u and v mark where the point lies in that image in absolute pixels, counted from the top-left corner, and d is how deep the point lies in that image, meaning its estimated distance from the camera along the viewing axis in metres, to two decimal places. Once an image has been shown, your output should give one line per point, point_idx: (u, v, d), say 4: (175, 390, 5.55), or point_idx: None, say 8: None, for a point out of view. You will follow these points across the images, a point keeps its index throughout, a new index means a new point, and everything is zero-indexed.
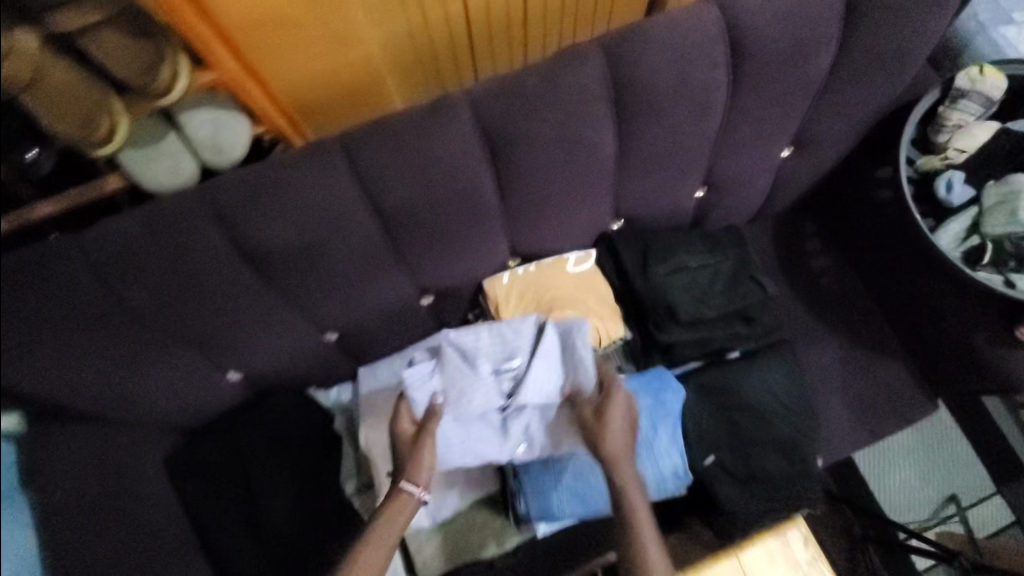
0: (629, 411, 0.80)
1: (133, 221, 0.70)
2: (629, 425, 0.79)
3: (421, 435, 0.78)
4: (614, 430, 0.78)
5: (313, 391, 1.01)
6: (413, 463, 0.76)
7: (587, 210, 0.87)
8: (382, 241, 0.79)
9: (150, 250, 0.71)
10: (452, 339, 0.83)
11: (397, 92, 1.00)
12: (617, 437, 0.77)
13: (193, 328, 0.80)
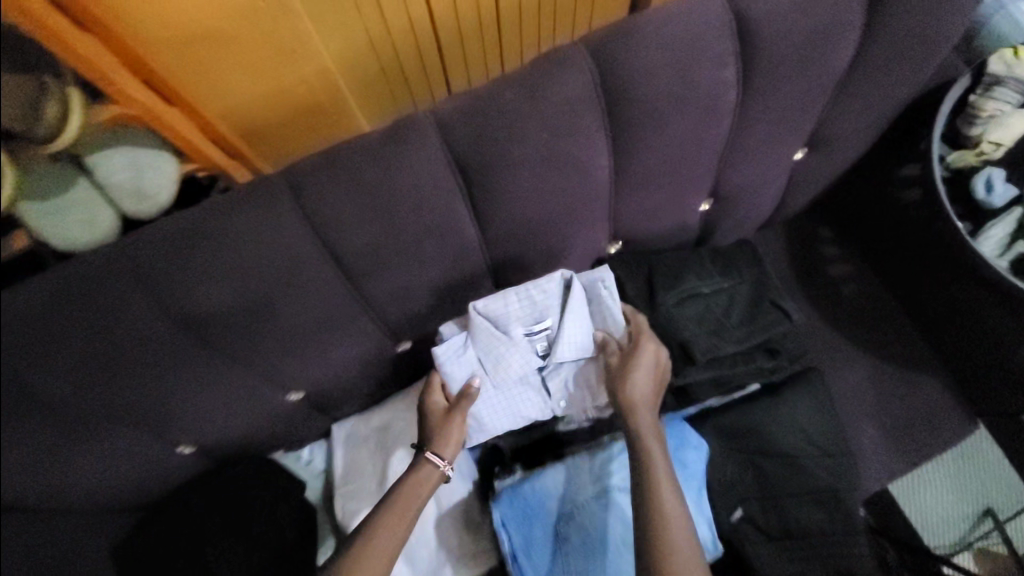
0: (662, 367, 0.72)
1: (42, 286, 0.57)
2: (655, 379, 0.71)
3: (453, 411, 0.72)
4: (637, 379, 0.70)
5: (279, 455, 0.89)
6: (442, 440, 0.71)
7: (582, 235, 0.76)
8: (343, 289, 0.67)
9: (58, 320, 0.57)
10: (481, 308, 0.71)
11: (361, 109, 0.89)
12: (640, 390, 0.69)
13: (128, 405, 0.67)
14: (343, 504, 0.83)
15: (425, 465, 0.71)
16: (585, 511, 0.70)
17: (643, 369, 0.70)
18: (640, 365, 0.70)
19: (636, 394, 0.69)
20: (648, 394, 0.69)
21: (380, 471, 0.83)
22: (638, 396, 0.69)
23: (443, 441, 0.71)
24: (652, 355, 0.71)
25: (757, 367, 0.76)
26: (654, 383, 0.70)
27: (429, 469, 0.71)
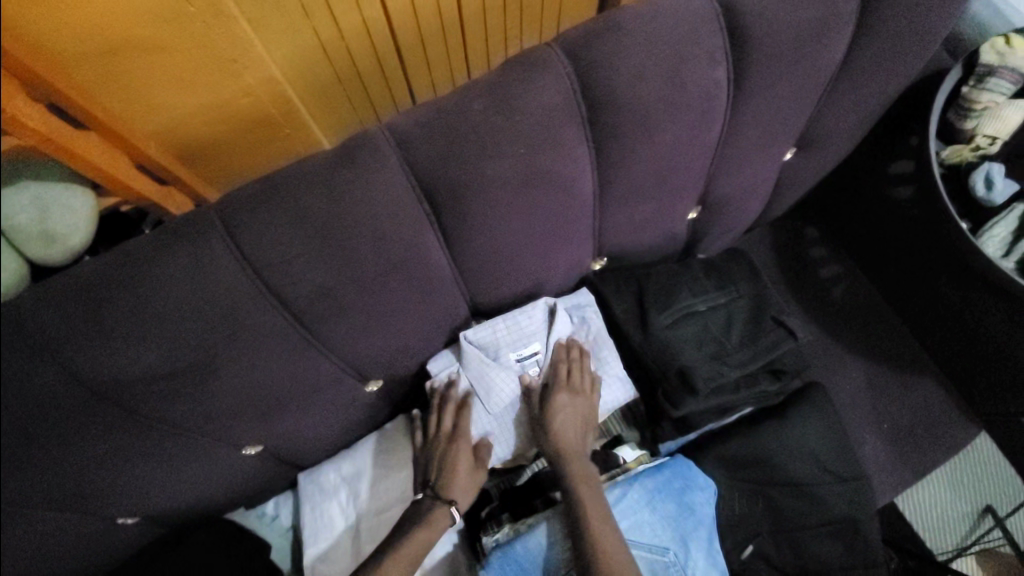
0: (591, 407, 0.67)
1: None
2: (580, 424, 0.66)
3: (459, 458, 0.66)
4: (562, 427, 0.65)
5: (235, 514, 0.78)
6: (466, 492, 0.67)
7: (565, 254, 0.69)
8: (299, 335, 0.59)
9: None
10: (469, 337, 0.66)
11: (316, 121, 0.81)
12: (565, 437, 0.65)
13: (46, 489, 0.56)
14: (312, 565, 0.74)
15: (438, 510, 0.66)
16: None
17: (565, 415, 0.66)
18: (562, 410, 0.66)
19: (563, 442, 0.65)
20: (573, 440, 0.65)
21: (353, 522, 0.75)
22: (565, 442, 0.65)
23: (466, 494, 0.66)
24: (574, 398, 0.66)
25: (760, 391, 0.69)
26: (580, 427, 0.66)
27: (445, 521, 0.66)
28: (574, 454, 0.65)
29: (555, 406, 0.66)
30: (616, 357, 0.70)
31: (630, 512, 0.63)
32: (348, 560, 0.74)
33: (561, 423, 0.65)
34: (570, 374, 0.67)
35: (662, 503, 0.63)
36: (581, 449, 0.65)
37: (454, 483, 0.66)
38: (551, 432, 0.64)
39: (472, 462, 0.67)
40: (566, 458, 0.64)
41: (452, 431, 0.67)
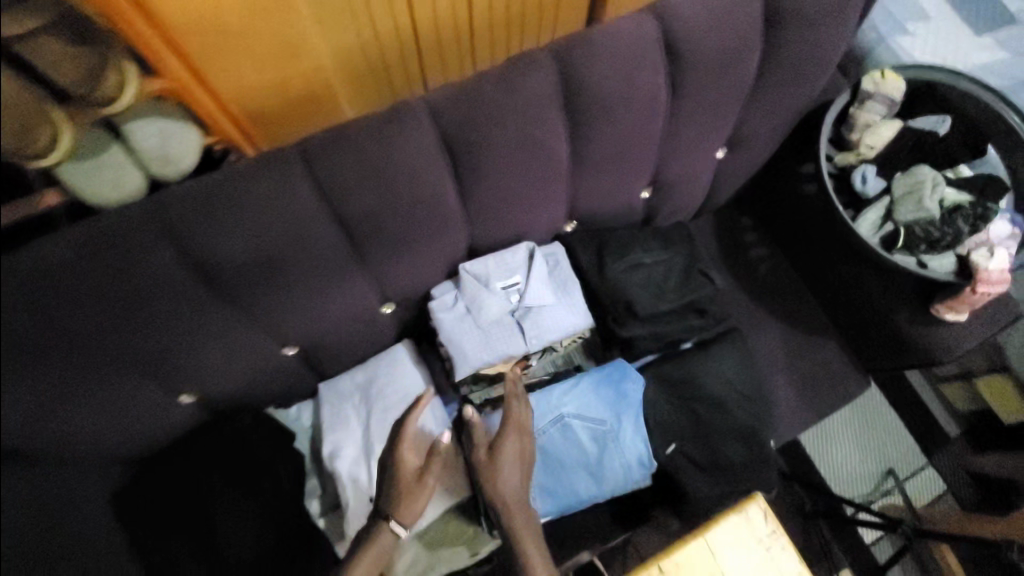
0: (530, 449, 0.74)
1: (69, 244, 0.65)
2: (522, 467, 0.72)
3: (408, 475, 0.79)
4: (507, 477, 0.71)
5: (272, 409, 0.96)
6: (409, 505, 0.78)
7: (543, 212, 0.89)
8: (344, 249, 0.78)
9: (88, 276, 0.66)
10: (467, 265, 0.87)
11: (348, 100, 0.97)
12: (509, 484, 0.70)
13: (135, 353, 0.74)
14: (330, 450, 0.92)
15: (387, 528, 0.77)
16: (547, 438, 0.77)
17: (510, 460, 0.72)
18: (507, 456, 0.71)
19: (505, 492, 0.70)
20: (516, 486, 0.71)
21: (365, 419, 0.94)
22: (508, 491, 0.70)
23: (413, 509, 0.78)
24: (522, 439, 0.73)
25: (689, 324, 0.91)
26: (521, 472, 0.72)
27: (390, 538, 0.77)
28: (514, 503, 0.70)
29: (500, 451, 0.72)
30: (580, 290, 0.91)
31: (580, 394, 0.78)
32: (360, 447, 0.92)
33: (506, 474, 0.70)
34: (519, 418, 0.74)
35: (601, 390, 0.78)
36: (521, 496, 0.71)
37: (399, 499, 0.78)
38: (499, 488, 0.68)
39: (416, 476, 0.80)
40: (509, 506, 0.70)
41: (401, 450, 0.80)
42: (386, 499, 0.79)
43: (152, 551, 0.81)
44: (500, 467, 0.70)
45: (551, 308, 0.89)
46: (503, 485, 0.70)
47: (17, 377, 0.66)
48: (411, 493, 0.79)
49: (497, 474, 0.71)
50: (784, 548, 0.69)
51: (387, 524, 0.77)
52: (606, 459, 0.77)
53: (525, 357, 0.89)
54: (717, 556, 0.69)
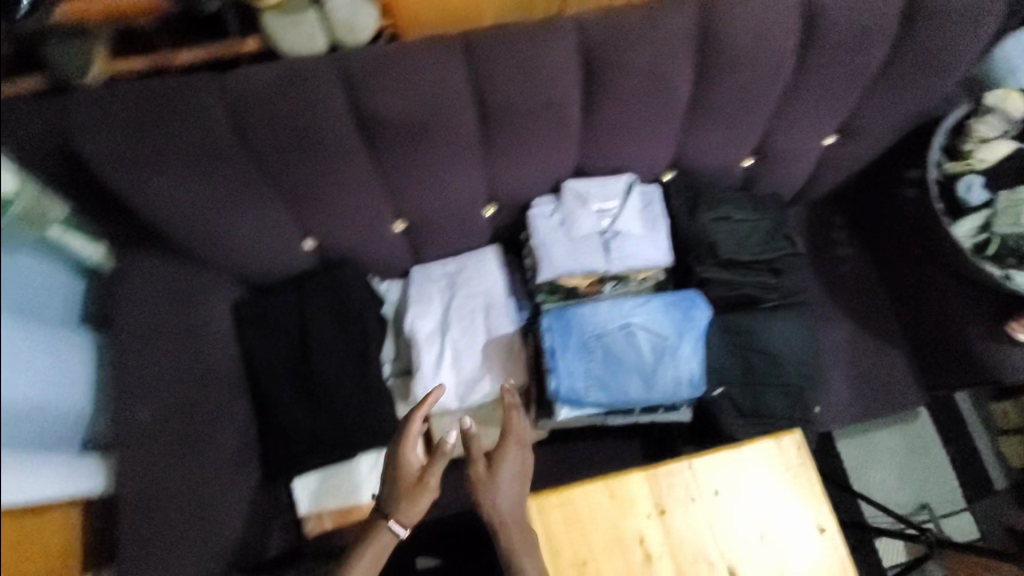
0: (528, 461, 0.75)
1: (270, 73, 0.79)
2: (520, 483, 0.73)
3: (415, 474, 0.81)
4: (504, 493, 0.71)
5: (372, 278, 1.08)
6: (409, 509, 0.81)
7: (649, 150, 0.98)
8: (476, 137, 0.89)
9: (276, 103, 0.79)
10: (571, 183, 0.97)
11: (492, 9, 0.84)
12: (506, 502, 0.71)
13: (290, 183, 0.88)
14: (409, 322, 1.03)
15: (387, 528, 0.82)
16: (613, 339, 0.84)
17: (507, 474, 0.73)
18: (506, 471, 0.73)
19: (501, 507, 0.71)
20: (514, 503, 0.72)
21: (446, 303, 1.04)
22: (505, 507, 0.71)
23: (413, 509, 0.81)
24: (521, 451, 0.74)
25: (761, 282, 0.97)
26: (520, 488, 0.73)
27: (389, 535, 0.81)
28: (511, 521, 0.71)
29: (501, 464, 0.73)
30: (667, 228, 0.98)
31: (650, 309, 0.86)
32: (437, 324, 1.02)
33: (501, 490, 0.71)
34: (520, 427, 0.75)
35: (671, 310, 0.85)
36: (519, 514, 0.72)
37: (398, 501, 0.82)
38: (494, 504, 0.69)
39: (417, 476, 0.82)
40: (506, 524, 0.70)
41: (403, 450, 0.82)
42: (389, 497, 0.83)
43: (258, 356, 0.97)
44: (493, 484, 0.72)
45: (637, 237, 0.96)
46: (499, 501, 0.71)
47: (208, 174, 0.83)
48: (412, 495, 0.81)
49: (495, 489, 0.72)
50: (810, 480, 0.75)
51: (387, 522, 0.82)
52: (661, 369, 0.83)
53: (604, 275, 0.96)
54: (745, 469, 0.75)
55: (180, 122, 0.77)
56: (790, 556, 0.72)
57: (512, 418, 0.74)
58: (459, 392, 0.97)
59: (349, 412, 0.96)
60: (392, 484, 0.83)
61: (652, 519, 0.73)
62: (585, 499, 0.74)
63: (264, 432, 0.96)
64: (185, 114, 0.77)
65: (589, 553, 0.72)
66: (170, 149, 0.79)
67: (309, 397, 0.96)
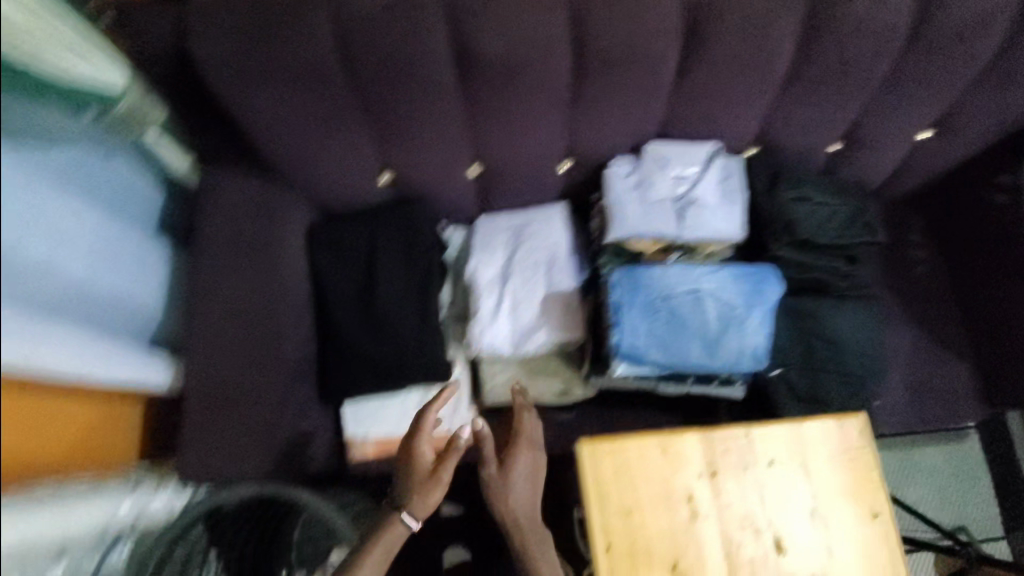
0: (538, 465, 0.90)
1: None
2: (531, 483, 0.89)
3: (433, 469, 0.84)
4: (517, 494, 0.86)
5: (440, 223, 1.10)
6: (423, 502, 0.83)
7: (734, 121, 0.97)
8: (566, 86, 0.89)
9: (382, 28, 0.81)
10: (653, 145, 0.97)
11: None
12: (518, 501, 0.86)
13: (380, 112, 0.90)
14: (471, 267, 1.04)
15: (399, 523, 0.83)
16: (681, 302, 0.84)
17: (519, 476, 0.88)
18: (519, 473, 0.88)
19: (513, 506, 0.86)
20: (525, 501, 0.87)
21: (509, 253, 1.04)
22: (520, 505, 0.86)
23: (425, 501, 0.83)
24: (531, 455, 0.90)
25: (834, 267, 0.95)
26: (529, 487, 0.88)
27: (402, 527, 0.83)
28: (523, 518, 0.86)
29: (514, 468, 0.87)
30: (745, 202, 0.97)
31: (721, 278, 0.85)
32: (498, 273, 1.03)
33: (513, 491, 0.86)
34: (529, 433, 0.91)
35: (743, 281, 0.85)
36: (529, 511, 0.87)
37: (413, 495, 0.83)
38: (510, 504, 0.84)
39: (431, 471, 0.85)
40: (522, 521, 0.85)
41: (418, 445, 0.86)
42: (402, 489, 0.85)
43: (327, 279, 1.01)
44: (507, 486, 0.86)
45: (713, 207, 0.95)
46: (512, 500, 0.86)
47: (307, 94, 0.85)
48: (426, 486, 0.84)
49: (510, 489, 0.86)
50: (869, 463, 0.74)
51: (400, 515, 0.83)
52: (726, 337, 0.83)
53: (675, 241, 0.95)
54: (803, 444, 0.74)
55: (290, 37, 0.80)
56: (839, 534, 0.71)
57: (523, 428, 0.90)
58: (514, 339, 0.98)
59: (406, 345, 0.98)
60: (408, 477, 0.85)
61: (702, 479, 0.73)
62: (636, 451, 0.74)
63: (325, 352, 0.99)
64: (296, 30, 0.80)
65: (635, 502, 0.72)
66: (277, 63, 0.81)
67: (370, 325, 0.99)
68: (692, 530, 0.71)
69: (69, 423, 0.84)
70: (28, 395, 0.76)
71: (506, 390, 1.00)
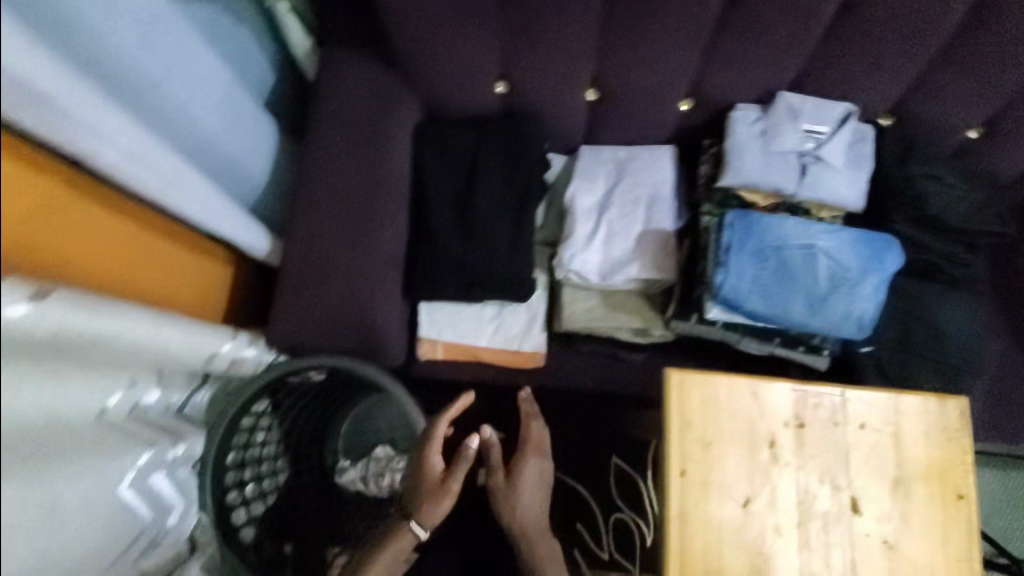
0: (546, 471, 0.97)
1: None
2: (538, 488, 0.96)
3: (445, 480, 0.89)
4: (523, 503, 0.93)
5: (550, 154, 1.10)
6: (431, 510, 0.89)
7: (875, 86, 0.93)
8: (712, 18, 0.86)
9: None
10: (787, 95, 0.93)
11: None
12: (524, 509, 0.93)
13: (514, 15, 0.88)
14: (570, 190, 1.03)
15: (406, 531, 0.89)
16: (792, 255, 0.82)
17: (526, 481, 0.95)
18: (527, 479, 0.95)
19: (522, 512, 0.92)
20: (532, 508, 0.93)
21: (611, 185, 1.03)
22: (530, 511, 0.93)
23: (435, 511, 0.88)
24: (538, 461, 0.97)
25: (955, 252, 0.92)
26: (536, 492, 0.95)
27: (411, 535, 0.89)
28: (531, 524, 0.92)
29: (523, 475, 0.95)
30: (869, 171, 0.93)
31: (838, 239, 0.83)
32: (597, 202, 1.02)
33: (521, 497, 0.93)
34: (536, 440, 0.98)
35: (862, 246, 0.82)
36: (537, 518, 0.93)
37: (422, 503, 0.89)
38: (520, 510, 0.91)
39: (439, 479, 0.90)
40: (531, 527, 0.91)
41: (429, 453, 0.90)
42: (411, 498, 0.90)
43: (428, 178, 1.02)
44: (514, 495, 0.93)
45: (836, 170, 0.92)
46: (519, 509, 0.93)
47: None
48: (437, 498, 0.89)
49: (519, 493, 0.93)
50: (962, 447, 0.72)
51: (409, 523, 0.89)
52: (832, 298, 0.81)
53: (788, 197, 0.93)
54: (898, 416, 0.72)
55: None
56: (918, 509, 0.70)
57: (530, 433, 0.97)
58: (602, 269, 0.98)
59: (497, 258, 0.99)
60: (417, 486, 0.90)
61: (787, 428, 0.72)
62: (726, 388, 0.73)
63: (415, 250, 1.01)
64: None
65: (715, 436, 0.72)
66: None
67: (463, 232, 1.00)
68: (770, 473, 0.71)
69: (151, 249, 0.85)
70: (102, 201, 0.76)
71: (584, 318, 1.00)
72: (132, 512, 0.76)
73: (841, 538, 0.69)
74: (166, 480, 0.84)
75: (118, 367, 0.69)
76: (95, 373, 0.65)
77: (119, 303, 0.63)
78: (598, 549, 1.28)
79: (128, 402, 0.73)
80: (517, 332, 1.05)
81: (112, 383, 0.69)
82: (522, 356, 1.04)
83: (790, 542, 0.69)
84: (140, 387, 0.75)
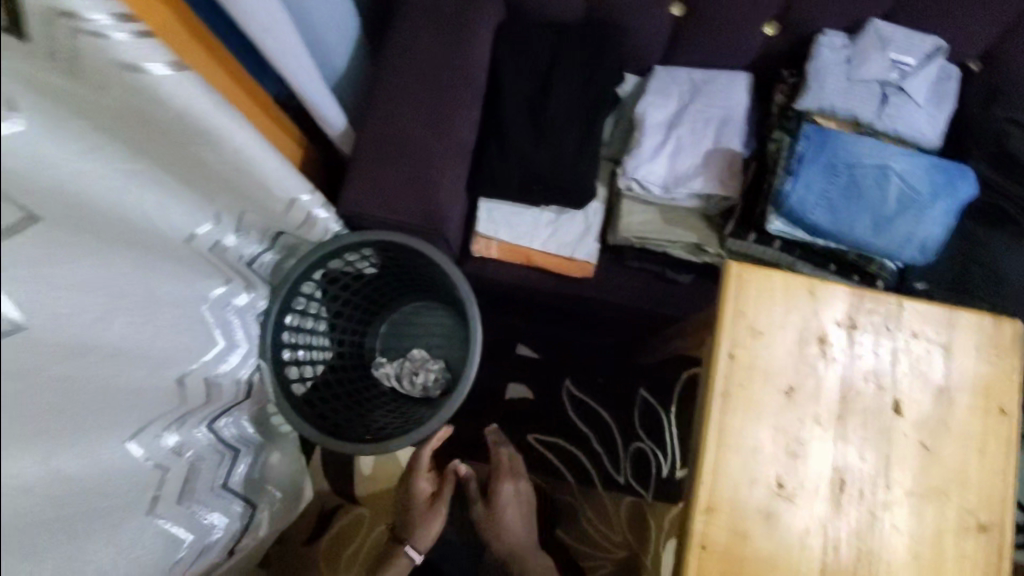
0: (525, 493, 1.17)
1: None
2: (519, 508, 1.15)
3: (433, 506, 1.08)
4: (507, 521, 1.12)
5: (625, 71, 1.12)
6: (423, 535, 1.08)
7: (971, 24, 0.90)
8: None
9: None
10: (877, 26, 0.93)
11: None
12: (506, 528, 1.12)
13: None
14: (644, 103, 1.03)
15: (403, 554, 1.08)
16: (865, 173, 0.82)
17: (505, 501, 1.13)
18: (507, 502, 1.13)
19: (505, 529, 1.12)
20: (514, 527, 1.12)
21: (684, 103, 1.03)
22: (515, 529, 1.13)
23: (426, 534, 1.08)
24: (515, 485, 1.15)
25: None
26: (516, 510, 1.14)
27: (407, 558, 1.08)
28: (515, 539, 1.12)
29: (502, 498, 1.13)
30: (948, 112, 0.94)
31: (912, 163, 0.83)
32: (667, 118, 1.03)
33: (501, 518, 1.12)
34: (511, 467, 1.17)
35: (937, 172, 0.83)
36: (522, 533, 1.13)
37: (413, 530, 1.08)
38: (501, 530, 1.11)
39: (427, 505, 1.09)
40: (517, 544, 1.12)
41: (416, 480, 1.10)
42: (405, 527, 1.10)
43: (503, 75, 1.04)
44: (496, 517, 1.12)
45: (915, 105, 0.92)
46: (504, 528, 1.12)
47: None
48: (426, 521, 1.08)
49: (501, 514, 1.13)
50: (1011, 366, 0.73)
51: (406, 548, 1.08)
52: (899, 219, 0.82)
53: (864, 128, 0.93)
54: (953, 329, 0.74)
55: None
56: (957, 418, 0.72)
57: (502, 462, 1.16)
58: (666, 181, 0.99)
59: (564, 160, 1.00)
60: (410, 516, 1.09)
61: (840, 327, 0.73)
62: (783, 284, 0.74)
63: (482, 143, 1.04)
64: None
65: (767, 327, 0.73)
66: None
67: (532, 131, 1.01)
68: (818, 367, 0.73)
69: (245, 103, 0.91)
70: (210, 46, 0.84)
71: (640, 229, 1.02)
72: (209, 330, 0.85)
73: (878, 435, 0.72)
74: (236, 320, 0.92)
75: (208, 199, 0.76)
76: (188, 191, 0.72)
77: (237, 113, 0.69)
78: (615, 472, 1.32)
79: (212, 237, 0.80)
80: (571, 240, 1.08)
81: (202, 213, 0.76)
82: (574, 264, 1.07)
83: (828, 432, 0.71)
84: (223, 227, 0.82)
